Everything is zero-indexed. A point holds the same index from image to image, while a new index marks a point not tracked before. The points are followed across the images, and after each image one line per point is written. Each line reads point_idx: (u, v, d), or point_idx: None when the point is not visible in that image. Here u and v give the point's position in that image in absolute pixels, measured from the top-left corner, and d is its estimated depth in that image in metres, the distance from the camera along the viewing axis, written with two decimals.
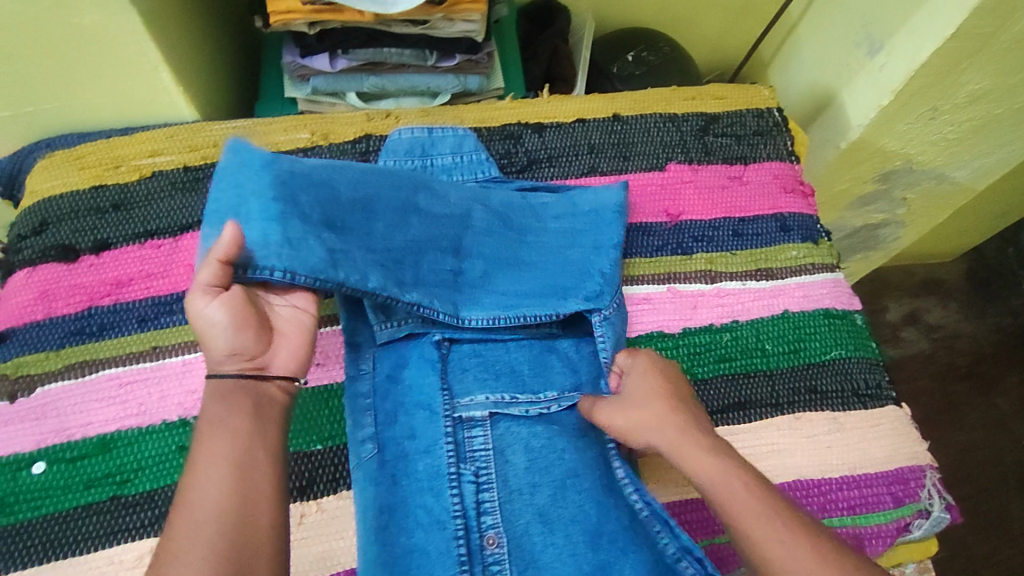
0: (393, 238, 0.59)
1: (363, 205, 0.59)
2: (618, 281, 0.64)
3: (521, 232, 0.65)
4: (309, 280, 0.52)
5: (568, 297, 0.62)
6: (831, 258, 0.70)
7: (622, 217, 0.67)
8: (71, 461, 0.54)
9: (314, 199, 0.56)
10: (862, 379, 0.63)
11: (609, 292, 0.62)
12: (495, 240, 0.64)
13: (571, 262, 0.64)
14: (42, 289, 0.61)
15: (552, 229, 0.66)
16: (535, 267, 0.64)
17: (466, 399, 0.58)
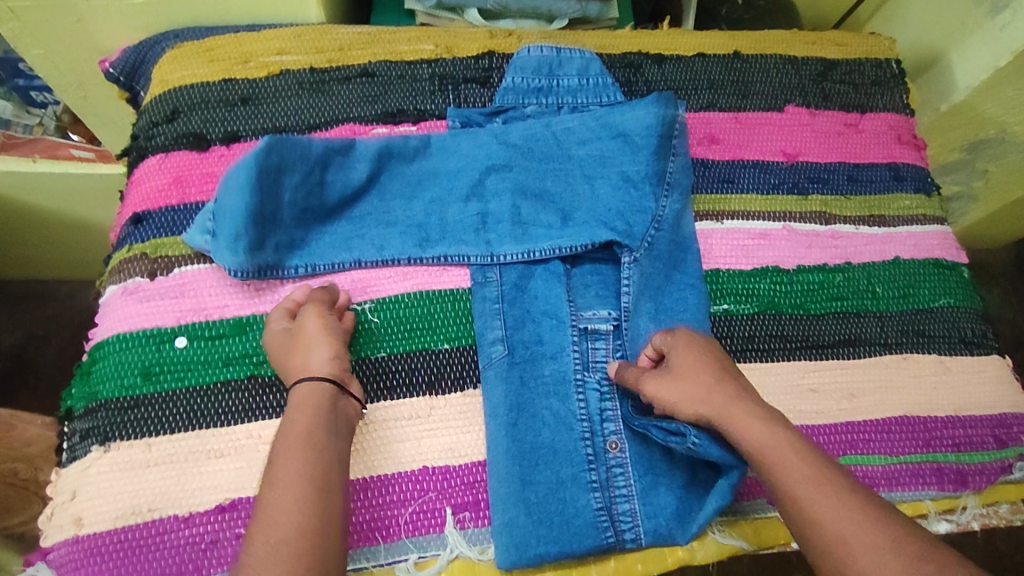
0: (411, 208, 0.62)
1: (374, 186, 0.62)
2: (655, 213, 0.62)
3: (549, 167, 0.64)
4: (326, 267, 0.59)
5: (601, 227, 0.60)
6: (941, 211, 0.70)
7: (656, 138, 0.63)
8: (210, 339, 0.56)
9: (317, 185, 0.59)
10: (968, 328, 0.64)
11: (641, 231, 0.61)
12: (520, 179, 0.63)
13: (598, 197, 0.62)
14: (176, 175, 0.62)
15: (576, 160, 0.64)
16: (563, 201, 0.63)
17: (589, 312, 0.59)
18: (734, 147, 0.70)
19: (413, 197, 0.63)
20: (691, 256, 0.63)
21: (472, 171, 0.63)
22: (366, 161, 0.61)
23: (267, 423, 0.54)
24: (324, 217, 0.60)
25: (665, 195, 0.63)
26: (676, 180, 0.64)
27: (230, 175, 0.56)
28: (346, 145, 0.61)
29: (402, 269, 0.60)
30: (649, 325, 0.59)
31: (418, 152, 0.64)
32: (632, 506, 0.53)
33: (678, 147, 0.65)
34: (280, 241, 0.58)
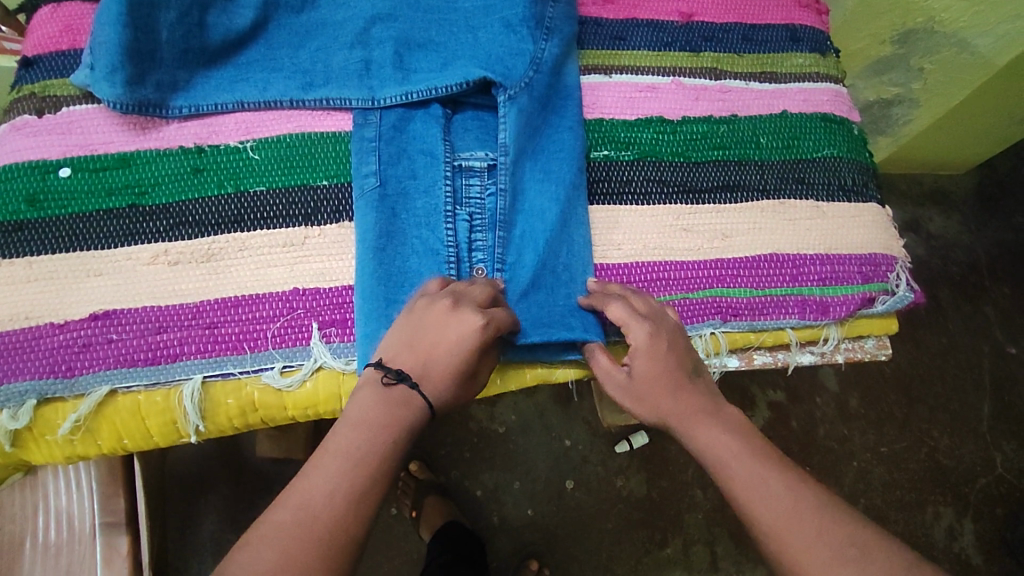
0: (297, 56, 0.63)
1: (260, 35, 0.63)
2: (534, 55, 0.61)
3: (434, 16, 0.64)
4: (210, 108, 0.60)
5: (480, 69, 0.60)
6: (836, 71, 0.71)
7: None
8: (94, 171, 0.58)
9: (195, 27, 0.60)
10: (849, 177, 0.65)
11: (520, 71, 0.60)
12: (403, 28, 0.63)
13: (479, 44, 0.62)
14: (67, 23, 0.63)
15: (462, 11, 0.64)
16: (444, 49, 0.62)
17: (467, 153, 0.60)
18: (629, 7, 0.70)
19: (300, 46, 0.63)
20: (572, 102, 0.63)
21: (356, 20, 0.64)
22: (251, 10, 0.62)
23: (145, 247, 0.56)
24: (207, 61, 0.61)
25: (544, 38, 0.62)
26: (556, 27, 0.63)
27: (103, 9, 0.57)
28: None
29: (285, 112, 0.62)
30: (527, 165, 0.59)
31: (304, 4, 0.64)
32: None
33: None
34: (160, 79, 0.59)
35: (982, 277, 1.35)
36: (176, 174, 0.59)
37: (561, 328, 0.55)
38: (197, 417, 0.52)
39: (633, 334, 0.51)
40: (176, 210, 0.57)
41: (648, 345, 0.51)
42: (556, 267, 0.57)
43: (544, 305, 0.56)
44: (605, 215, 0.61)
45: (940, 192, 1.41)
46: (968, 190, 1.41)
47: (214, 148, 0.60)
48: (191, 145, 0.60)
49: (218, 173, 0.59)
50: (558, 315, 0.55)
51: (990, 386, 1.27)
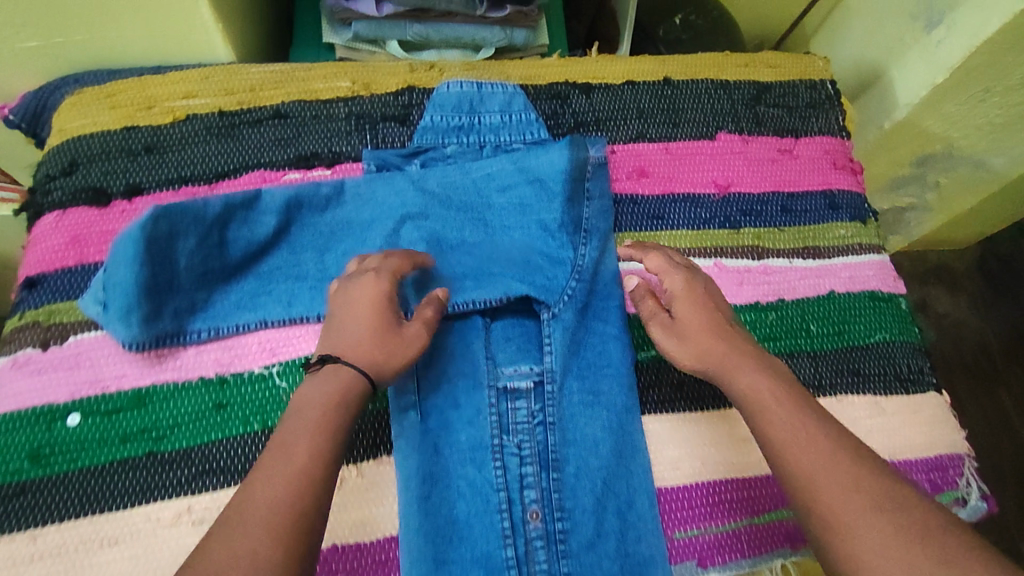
0: (322, 264, 0.59)
1: (280, 240, 0.58)
2: (575, 263, 0.59)
3: (467, 214, 0.61)
4: (232, 329, 0.56)
5: (521, 282, 0.57)
6: (878, 239, 0.68)
7: (568, 184, 0.61)
8: (106, 414, 0.53)
9: (215, 246, 0.55)
10: (905, 364, 0.63)
11: (559, 285, 0.58)
12: (435, 228, 0.60)
13: (516, 246, 0.60)
14: (74, 233, 0.58)
15: (496, 208, 0.61)
16: (479, 250, 0.60)
17: (510, 369, 0.56)
18: (664, 180, 0.67)
19: (325, 252, 0.59)
20: (614, 302, 0.60)
21: (382, 218, 0.60)
22: (272, 216, 0.58)
23: (165, 505, 0.50)
24: (227, 277, 0.56)
25: (583, 243, 0.60)
26: (593, 226, 0.61)
27: (117, 248, 0.52)
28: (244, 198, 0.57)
29: (313, 327, 0.57)
30: (574, 383, 0.56)
31: (328, 201, 0.60)
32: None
33: (591, 190, 0.62)
34: (178, 305, 0.54)
35: (998, 361, 1.26)
36: (199, 411, 0.54)
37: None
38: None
39: (671, 279, 0.56)
40: (200, 455, 0.52)
41: (685, 289, 0.55)
42: (620, 515, 0.53)
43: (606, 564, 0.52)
44: (661, 428, 0.58)
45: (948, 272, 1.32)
46: (978, 272, 1.32)
47: (237, 376, 0.55)
48: (212, 375, 0.55)
49: (243, 407, 0.54)
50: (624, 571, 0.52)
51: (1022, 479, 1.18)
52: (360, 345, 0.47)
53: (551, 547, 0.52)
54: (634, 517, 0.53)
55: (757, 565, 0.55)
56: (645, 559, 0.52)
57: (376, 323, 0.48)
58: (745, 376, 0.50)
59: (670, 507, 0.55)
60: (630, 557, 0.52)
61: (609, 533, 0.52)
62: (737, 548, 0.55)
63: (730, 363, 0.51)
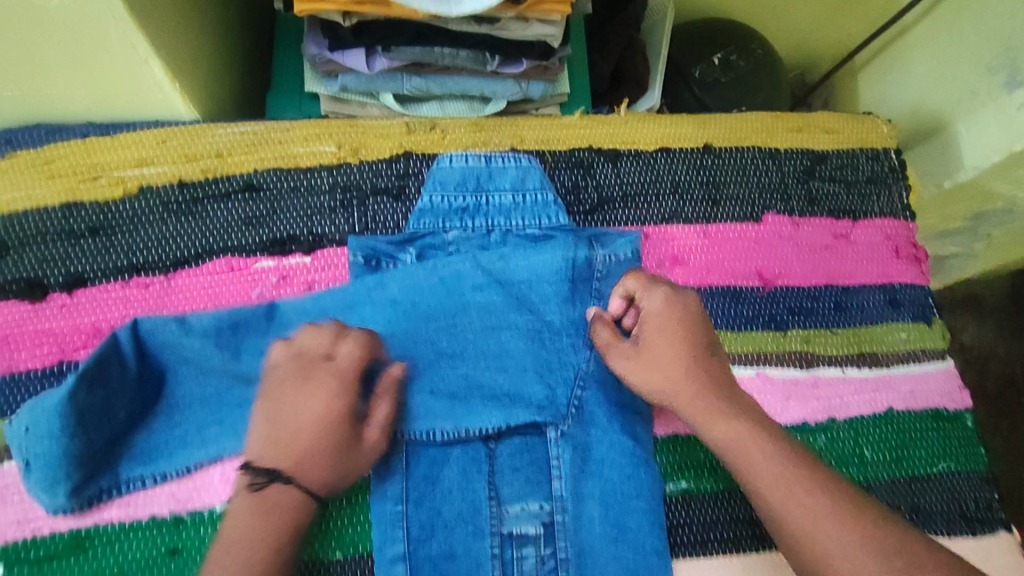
0: None
1: (235, 352, 0.49)
2: (578, 372, 0.52)
3: (443, 322, 0.52)
4: (181, 470, 0.47)
5: (511, 400, 0.51)
6: (942, 342, 0.59)
7: (564, 285, 0.54)
8: (37, 562, 0.45)
9: (177, 361, 0.48)
10: (971, 500, 0.54)
11: (564, 393, 0.52)
12: (408, 345, 0.51)
13: (509, 350, 0.52)
14: (3, 334, 0.50)
15: (473, 308, 0.53)
16: (465, 363, 0.52)
17: (516, 507, 0.49)
18: (702, 269, 0.58)
19: None
20: (641, 421, 0.52)
21: (360, 333, 0.51)
22: (207, 346, 0.48)
23: None
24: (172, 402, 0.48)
25: (587, 347, 0.53)
26: None
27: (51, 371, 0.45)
28: (181, 341, 0.48)
29: None
30: (593, 513, 0.49)
31: (269, 320, 0.50)
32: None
33: (602, 288, 0.54)
34: (115, 449, 0.47)
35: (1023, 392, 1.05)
36: (148, 557, 0.46)
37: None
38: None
39: (650, 297, 0.52)
40: None
41: (663, 307, 0.51)
42: None
43: None
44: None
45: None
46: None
47: (194, 516, 0.47)
48: (166, 513, 0.47)
49: (201, 552, 0.46)
50: None
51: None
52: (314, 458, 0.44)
53: None
54: None
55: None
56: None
57: (333, 436, 0.45)
58: (722, 426, 0.48)
59: None
60: None
61: None
62: None
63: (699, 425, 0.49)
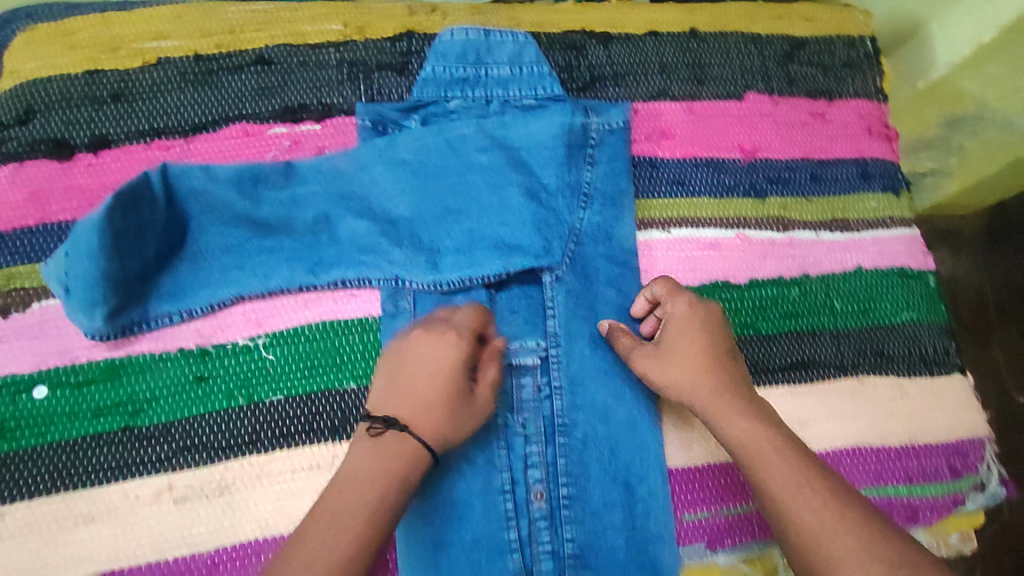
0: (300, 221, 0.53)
1: (255, 204, 0.53)
2: (572, 228, 0.56)
3: (449, 180, 0.56)
4: (207, 308, 0.51)
5: (511, 252, 0.54)
6: (910, 211, 0.64)
7: (561, 149, 0.57)
8: (77, 386, 0.49)
9: (200, 209, 0.52)
10: (930, 345, 0.59)
11: (560, 245, 0.55)
12: (415, 201, 0.55)
13: (508, 207, 0.55)
14: (33, 189, 0.53)
15: (475, 169, 0.56)
16: (469, 219, 0.55)
17: (515, 344, 0.53)
18: (687, 143, 0.62)
19: (297, 200, 0.54)
20: (629, 274, 0.56)
21: (370, 190, 0.55)
22: (230, 193, 0.52)
23: (145, 481, 0.48)
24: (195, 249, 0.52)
25: (583, 207, 0.56)
26: (596, 190, 0.57)
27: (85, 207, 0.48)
28: (207, 188, 0.52)
29: (301, 296, 0.53)
30: (585, 350, 0.54)
31: (286, 177, 0.54)
32: (564, 551, 0.50)
33: (594, 154, 0.58)
34: (144, 287, 0.50)
35: None
36: (177, 384, 0.50)
37: (636, 569, 0.50)
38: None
39: (675, 302, 0.51)
40: (181, 430, 0.49)
41: (686, 313, 0.51)
42: (626, 494, 0.51)
43: (612, 534, 0.51)
44: None
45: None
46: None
47: (219, 348, 0.51)
48: (192, 346, 0.51)
49: (227, 380, 0.50)
50: (629, 551, 0.51)
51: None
52: (424, 411, 0.44)
53: (551, 525, 0.50)
54: (639, 499, 0.51)
55: (938, 537, 0.55)
56: (652, 534, 0.51)
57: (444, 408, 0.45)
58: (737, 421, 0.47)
59: (680, 489, 0.53)
60: (641, 540, 0.51)
61: (616, 515, 0.51)
62: (749, 530, 0.53)
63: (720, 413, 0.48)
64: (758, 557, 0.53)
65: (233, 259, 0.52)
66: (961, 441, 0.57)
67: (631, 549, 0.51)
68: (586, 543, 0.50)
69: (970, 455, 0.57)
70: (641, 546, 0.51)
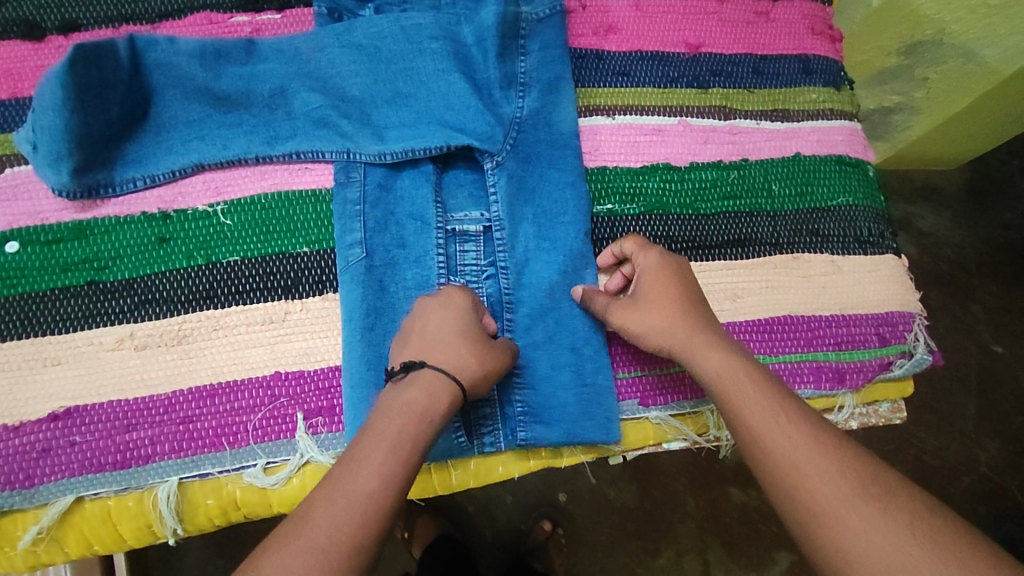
0: (252, 101, 0.56)
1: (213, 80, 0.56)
2: (513, 114, 0.58)
3: (399, 64, 0.58)
4: (167, 175, 0.54)
5: (455, 131, 0.56)
6: (851, 105, 0.66)
7: (500, 38, 0.59)
8: (46, 244, 0.52)
9: (164, 84, 0.55)
10: (865, 227, 0.62)
11: (502, 131, 0.57)
12: (368, 82, 0.58)
13: (456, 88, 0.58)
14: (7, 67, 0.56)
15: (425, 52, 0.58)
16: (418, 101, 0.58)
17: (460, 214, 0.56)
18: (632, 37, 0.65)
19: (252, 78, 0.57)
20: (571, 153, 0.59)
21: (326, 72, 0.58)
22: (192, 64, 0.56)
23: (109, 330, 0.51)
24: (158, 123, 0.55)
25: (519, 96, 0.59)
26: (532, 79, 0.60)
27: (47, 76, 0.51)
28: (171, 60, 0.55)
29: (258, 169, 0.56)
30: (528, 221, 0.56)
31: (248, 54, 0.57)
32: (515, 405, 0.53)
33: (533, 44, 0.61)
34: (109, 154, 0.53)
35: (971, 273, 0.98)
36: (140, 244, 0.53)
37: (588, 421, 0.53)
38: (418, 547, 0.78)
39: (645, 256, 0.53)
40: (143, 286, 0.52)
41: (656, 264, 0.52)
42: (575, 354, 0.54)
43: (562, 390, 0.53)
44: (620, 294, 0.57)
45: (926, 178, 1.00)
46: (967, 179, 1.00)
47: (180, 214, 0.54)
48: (155, 211, 0.54)
49: (187, 242, 0.54)
50: (582, 406, 0.53)
51: (967, 411, 0.93)
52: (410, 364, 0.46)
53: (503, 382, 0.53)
54: (586, 358, 0.54)
55: (868, 401, 0.59)
56: (602, 388, 0.54)
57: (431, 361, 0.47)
58: None
59: (618, 351, 0.56)
60: (585, 396, 0.53)
61: (561, 371, 0.53)
62: (681, 389, 0.55)
63: None
64: (690, 414, 0.55)
65: (194, 133, 0.55)
66: (891, 313, 0.59)
67: (582, 404, 0.53)
68: (537, 401, 0.53)
69: (900, 326, 0.59)
70: (590, 401, 0.53)
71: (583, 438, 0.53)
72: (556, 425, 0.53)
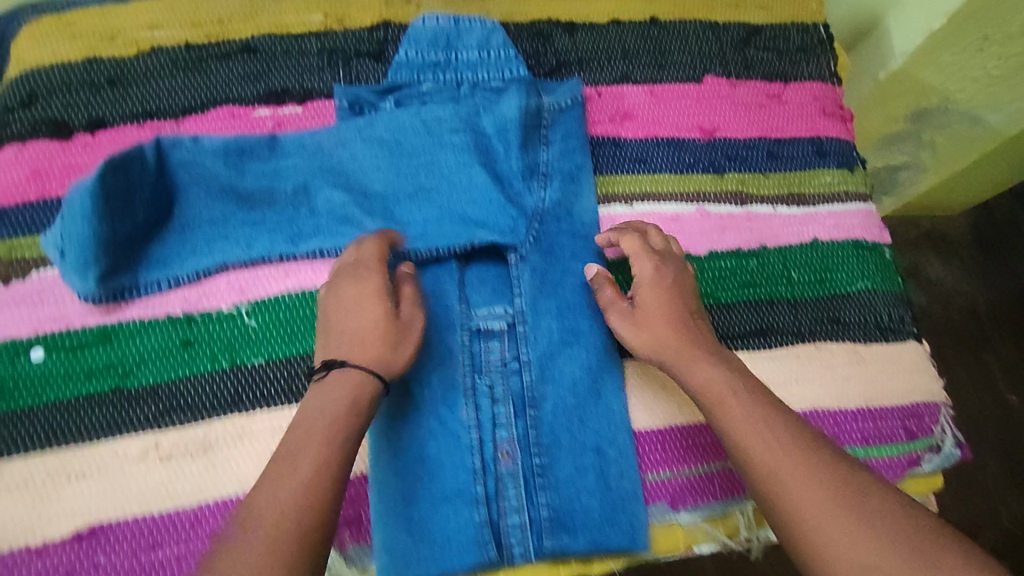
0: (277, 199, 0.57)
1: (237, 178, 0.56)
2: (535, 205, 0.59)
3: (421, 158, 0.59)
4: (191, 275, 0.54)
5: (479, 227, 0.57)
6: (865, 187, 0.67)
7: (522, 130, 0.60)
8: (71, 350, 0.52)
9: (189, 183, 0.56)
10: (884, 313, 0.62)
11: (525, 225, 0.58)
12: (390, 177, 0.58)
13: (479, 183, 0.58)
14: (34, 166, 0.57)
15: (447, 147, 0.59)
16: (440, 196, 0.58)
17: (484, 311, 0.56)
18: (648, 123, 0.65)
19: (276, 175, 0.57)
20: (592, 245, 0.59)
21: (348, 167, 0.58)
22: (217, 163, 0.56)
23: (133, 439, 0.51)
24: (183, 222, 0.55)
25: (541, 187, 0.59)
26: (555, 169, 0.60)
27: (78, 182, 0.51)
28: (196, 159, 0.55)
29: (281, 267, 0.56)
30: (551, 317, 0.56)
31: (271, 150, 0.58)
32: (540, 515, 0.52)
33: (553, 134, 0.61)
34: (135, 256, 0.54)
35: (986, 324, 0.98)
36: (164, 348, 0.53)
37: (611, 528, 0.53)
38: None
39: (642, 265, 0.54)
40: (168, 391, 0.52)
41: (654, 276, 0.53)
42: (597, 458, 0.53)
43: (586, 495, 0.53)
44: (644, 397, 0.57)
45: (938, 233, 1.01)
46: (977, 236, 1.01)
47: (204, 315, 0.54)
48: (180, 313, 0.54)
49: (211, 344, 0.53)
50: (606, 511, 0.53)
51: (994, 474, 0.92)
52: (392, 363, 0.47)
53: (526, 486, 0.53)
54: (611, 461, 0.54)
55: None
56: (629, 494, 0.53)
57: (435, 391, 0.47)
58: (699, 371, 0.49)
59: (644, 450, 0.55)
60: (611, 502, 0.53)
61: (586, 476, 0.53)
62: (710, 490, 0.55)
63: (681, 362, 0.50)
64: (720, 516, 0.55)
65: (220, 232, 0.55)
66: (918, 407, 0.60)
67: (608, 510, 0.53)
68: (558, 505, 0.52)
69: (927, 417, 0.59)
70: (615, 506, 0.53)
71: (607, 545, 0.52)
72: (578, 534, 0.52)
